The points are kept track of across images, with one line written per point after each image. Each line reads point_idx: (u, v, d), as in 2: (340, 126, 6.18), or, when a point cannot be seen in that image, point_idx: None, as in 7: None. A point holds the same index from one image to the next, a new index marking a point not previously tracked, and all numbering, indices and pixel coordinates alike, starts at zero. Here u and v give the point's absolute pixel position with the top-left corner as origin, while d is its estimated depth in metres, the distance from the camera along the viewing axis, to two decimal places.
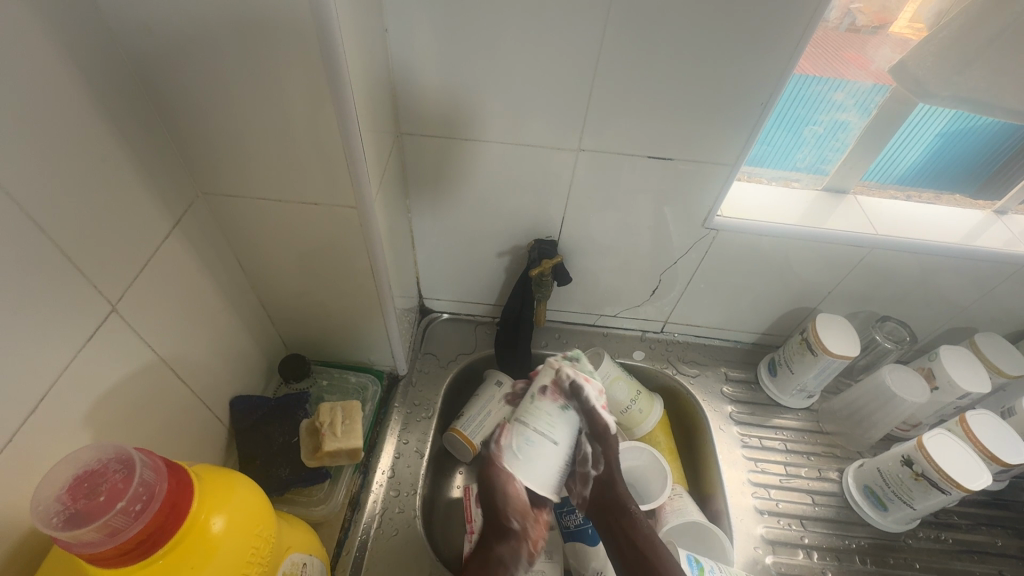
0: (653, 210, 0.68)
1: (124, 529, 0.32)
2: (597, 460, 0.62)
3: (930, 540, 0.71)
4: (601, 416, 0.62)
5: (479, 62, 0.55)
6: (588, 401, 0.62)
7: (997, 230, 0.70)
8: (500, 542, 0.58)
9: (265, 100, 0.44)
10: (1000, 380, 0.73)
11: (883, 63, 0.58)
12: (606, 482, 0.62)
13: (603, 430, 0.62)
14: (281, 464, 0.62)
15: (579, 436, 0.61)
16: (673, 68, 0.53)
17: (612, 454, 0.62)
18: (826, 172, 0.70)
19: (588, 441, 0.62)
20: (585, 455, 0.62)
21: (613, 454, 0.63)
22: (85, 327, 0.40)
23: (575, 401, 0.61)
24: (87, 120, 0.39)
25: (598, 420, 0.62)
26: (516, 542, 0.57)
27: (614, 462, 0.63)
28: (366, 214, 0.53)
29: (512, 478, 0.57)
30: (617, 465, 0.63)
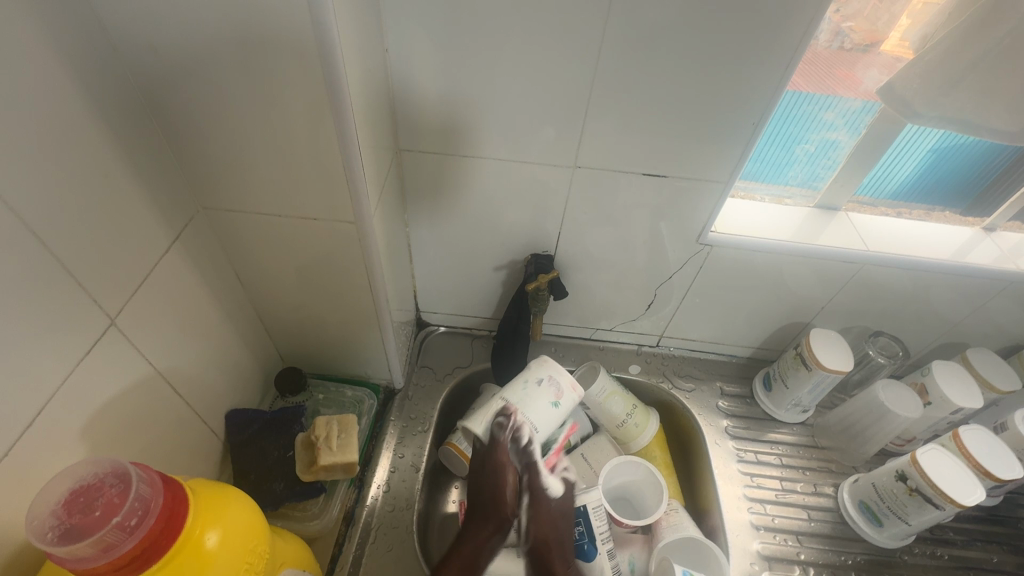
0: (648, 225, 0.69)
1: (118, 545, 0.32)
2: (526, 524, 0.61)
3: (926, 556, 0.71)
4: (541, 475, 0.64)
5: (478, 81, 0.56)
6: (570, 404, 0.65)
7: (987, 248, 0.71)
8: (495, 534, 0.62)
9: (267, 117, 0.45)
10: (993, 396, 0.73)
11: (872, 84, 0.60)
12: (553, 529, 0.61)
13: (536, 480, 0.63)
14: (275, 479, 0.62)
15: (517, 483, 0.63)
16: (665, 87, 0.55)
17: (544, 519, 0.61)
18: (818, 189, 0.72)
19: (524, 503, 0.63)
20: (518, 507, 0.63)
21: (546, 523, 0.61)
22: (84, 339, 0.41)
23: (515, 456, 0.63)
24: (89, 136, 0.40)
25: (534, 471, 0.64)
26: (501, 527, 0.62)
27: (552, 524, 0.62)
28: (365, 229, 0.54)
29: (509, 471, 0.63)
30: (558, 533, 0.61)
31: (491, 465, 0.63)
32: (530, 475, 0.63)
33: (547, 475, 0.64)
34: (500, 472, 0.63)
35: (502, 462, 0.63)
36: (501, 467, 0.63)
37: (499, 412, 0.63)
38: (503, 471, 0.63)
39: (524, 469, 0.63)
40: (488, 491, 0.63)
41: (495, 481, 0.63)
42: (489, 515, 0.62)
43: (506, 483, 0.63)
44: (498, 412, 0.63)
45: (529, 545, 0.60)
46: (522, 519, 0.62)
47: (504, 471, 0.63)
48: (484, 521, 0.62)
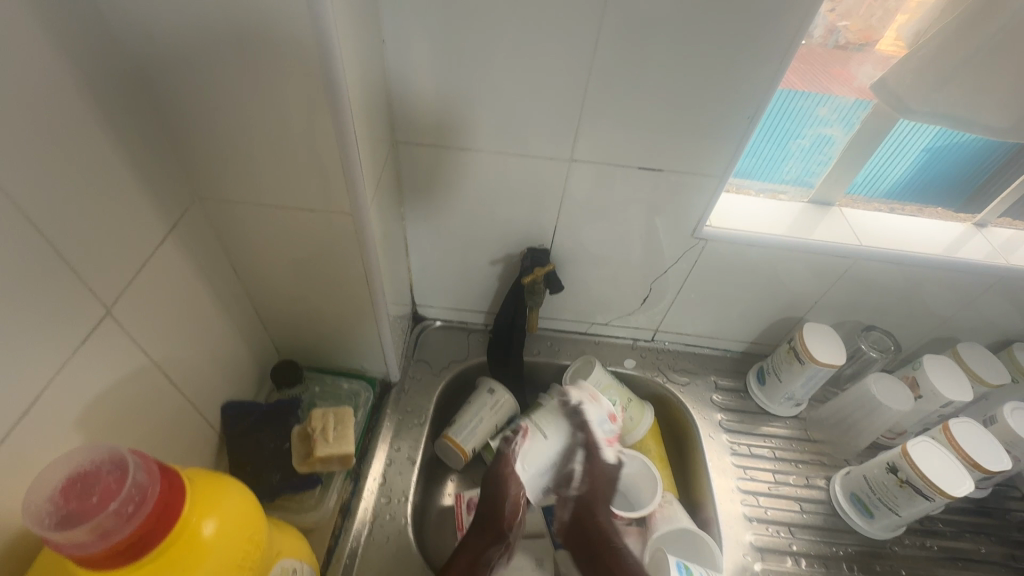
0: (643, 220, 0.69)
1: (115, 531, 0.32)
2: (580, 481, 0.66)
3: (916, 547, 0.72)
4: (602, 446, 0.67)
5: (474, 74, 0.56)
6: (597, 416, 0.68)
7: (978, 243, 0.71)
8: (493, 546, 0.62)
9: (264, 109, 0.45)
10: (982, 389, 0.74)
11: (865, 79, 0.60)
12: (587, 504, 0.65)
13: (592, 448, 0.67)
14: (272, 470, 0.62)
15: (572, 441, 0.67)
16: (660, 82, 0.55)
17: (597, 478, 0.66)
18: (812, 185, 0.72)
19: (579, 458, 0.66)
20: (573, 472, 0.66)
21: (600, 482, 0.66)
22: (81, 328, 0.41)
23: (569, 420, 0.67)
24: (85, 124, 0.40)
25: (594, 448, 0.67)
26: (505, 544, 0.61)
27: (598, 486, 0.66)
28: (361, 221, 0.54)
29: (513, 484, 0.63)
30: (607, 488, 0.66)
31: (494, 479, 0.64)
32: (586, 436, 0.67)
33: (605, 446, 0.67)
34: (501, 494, 0.63)
35: (506, 476, 0.64)
36: (506, 480, 0.63)
37: (558, 398, 0.68)
38: (507, 484, 0.63)
39: (577, 429, 0.67)
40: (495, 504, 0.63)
41: (499, 494, 0.63)
42: (489, 523, 0.62)
43: (507, 497, 0.63)
44: (557, 399, 0.69)
45: (584, 491, 0.66)
46: (576, 477, 0.66)
47: (509, 485, 0.63)
48: (482, 532, 0.62)
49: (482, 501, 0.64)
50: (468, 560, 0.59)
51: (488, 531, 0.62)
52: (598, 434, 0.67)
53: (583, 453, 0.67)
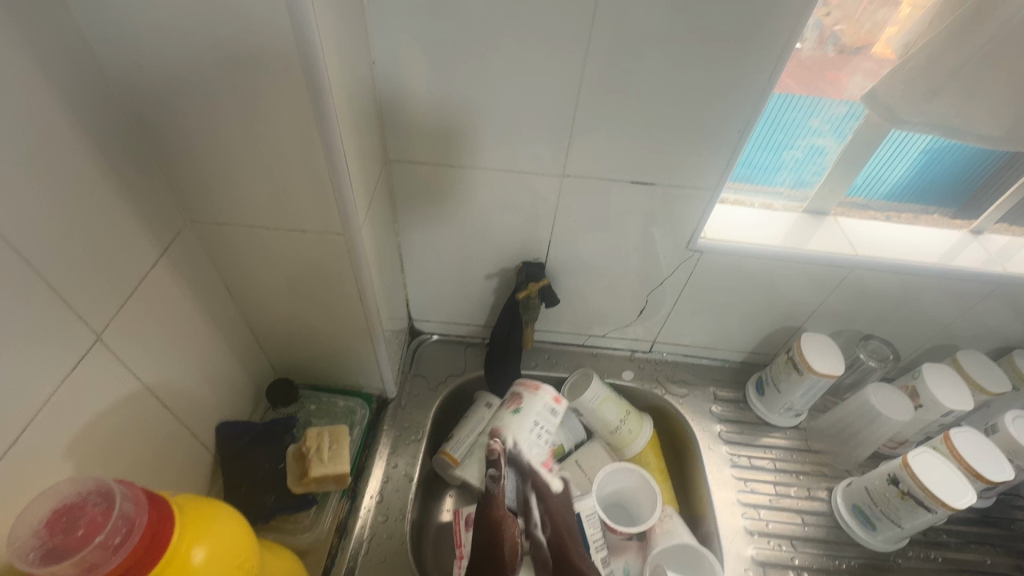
0: (638, 233, 0.69)
1: (101, 565, 0.32)
2: (542, 524, 0.62)
3: (920, 559, 0.71)
4: (543, 475, 0.65)
5: (465, 92, 0.56)
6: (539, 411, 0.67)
7: (974, 250, 0.71)
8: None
9: (256, 133, 0.46)
10: (982, 397, 0.74)
11: (856, 89, 0.61)
12: (556, 549, 0.59)
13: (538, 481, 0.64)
14: (266, 491, 0.61)
15: (523, 489, 0.64)
16: (649, 98, 0.55)
17: (555, 514, 0.63)
18: (807, 193, 0.72)
19: (534, 500, 0.63)
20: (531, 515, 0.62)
21: (558, 515, 0.63)
22: (71, 353, 0.40)
23: (514, 467, 0.64)
24: (75, 152, 0.40)
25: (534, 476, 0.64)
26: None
27: (560, 525, 0.62)
28: (354, 240, 0.54)
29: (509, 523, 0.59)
30: (565, 516, 0.63)
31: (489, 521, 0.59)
32: (535, 479, 0.64)
33: (548, 475, 0.65)
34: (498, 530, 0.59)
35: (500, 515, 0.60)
36: (500, 521, 0.59)
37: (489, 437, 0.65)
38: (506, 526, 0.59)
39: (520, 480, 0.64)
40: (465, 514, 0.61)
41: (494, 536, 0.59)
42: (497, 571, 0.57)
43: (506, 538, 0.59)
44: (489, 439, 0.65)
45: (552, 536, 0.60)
46: (537, 520, 0.62)
47: (503, 525, 0.59)
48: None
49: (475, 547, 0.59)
50: None
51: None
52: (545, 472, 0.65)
53: (535, 495, 0.64)
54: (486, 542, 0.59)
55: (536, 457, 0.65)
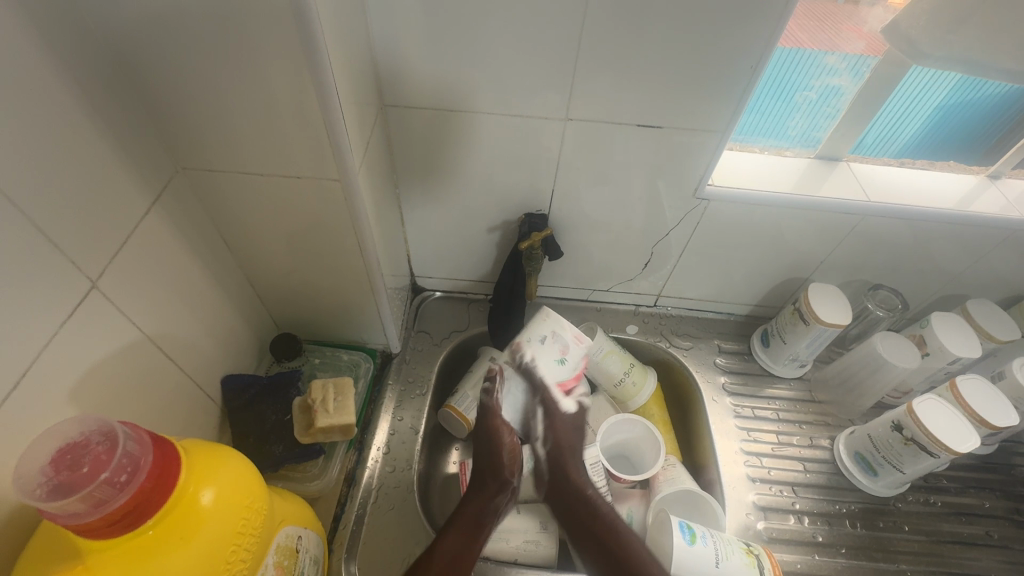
0: (644, 182, 0.67)
1: (110, 501, 0.32)
2: (544, 436, 0.66)
3: (920, 504, 0.73)
4: (555, 394, 0.65)
5: (463, 31, 0.53)
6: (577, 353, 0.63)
7: (991, 196, 0.69)
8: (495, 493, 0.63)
9: (243, 72, 0.43)
10: (991, 346, 0.73)
11: (875, 24, 0.57)
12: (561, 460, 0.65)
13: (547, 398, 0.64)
14: (274, 442, 0.62)
15: (530, 402, 0.65)
16: (659, 35, 0.52)
17: (561, 434, 0.65)
18: (819, 140, 0.69)
19: (540, 420, 0.66)
20: (535, 434, 0.66)
21: (563, 435, 0.66)
22: (65, 303, 0.40)
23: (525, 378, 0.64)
24: (56, 92, 0.38)
25: (546, 394, 0.64)
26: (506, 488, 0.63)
27: (563, 445, 0.65)
28: (350, 188, 0.52)
29: (506, 433, 0.65)
30: (573, 438, 0.66)
31: (486, 425, 0.66)
32: (546, 395, 0.64)
33: (562, 398, 0.65)
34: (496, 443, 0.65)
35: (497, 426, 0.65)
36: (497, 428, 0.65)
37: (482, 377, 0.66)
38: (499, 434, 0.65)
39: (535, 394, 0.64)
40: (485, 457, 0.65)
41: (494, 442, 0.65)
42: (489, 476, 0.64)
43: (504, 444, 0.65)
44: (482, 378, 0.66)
45: (551, 449, 0.65)
46: (540, 429, 0.66)
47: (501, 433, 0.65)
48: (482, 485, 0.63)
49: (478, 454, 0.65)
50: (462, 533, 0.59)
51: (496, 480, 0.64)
52: (557, 394, 0.65)
53: (542, 411, 0.65)
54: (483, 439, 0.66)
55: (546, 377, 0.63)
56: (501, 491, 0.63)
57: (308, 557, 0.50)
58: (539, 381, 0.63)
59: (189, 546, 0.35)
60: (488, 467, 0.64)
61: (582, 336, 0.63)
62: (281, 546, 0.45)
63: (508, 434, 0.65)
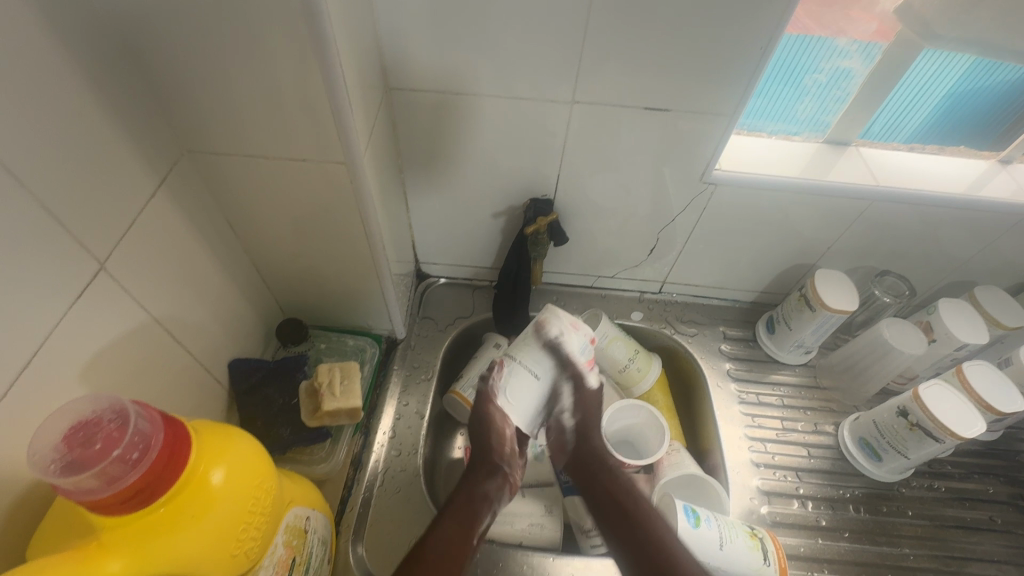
0: (650, 167, 0.66)
1: (122, 478, 0.32)
2: (570, 407, 0.67)
3: (923, 489, 0.73)
4: (583, 369, 0.65)
5: (468, 11, 0.52)
6: (578, 345, 0.65)
7: (1002, 180, 0.68)
8: (488, 480, 0.62)
9: (247, 52, 0.43)
10: (998, 332, 0.73)
11: (888, 4, 0.56)
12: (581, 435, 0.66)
13: (576, 371, 0.65)
14: (281, 425, 0.63)
15: (558, 378, 0.65)
16: (669, 15, 0.51)
17: (588, 406, 0.67)
18: (827, 125, 0.69)
19: (567, 391, 0.66)
20: (563, 404, 0.66)
21: (591, 408, 0.67)
22: (73, 284, 0.40)
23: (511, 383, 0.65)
24: (61, 71, 0.37)
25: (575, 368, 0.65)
26: (500, 479, 0.63)
27: (590, 415, 0.67)
28: (355, 171, 0.52)
29: (505, 423, 0.64)
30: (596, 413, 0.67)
31: (482, 411, 0.65)
32: (572, 371, 0.65)
33: (588, 372, 0.66)
34: (490, 424, 0.64)
35: (495, 411, 0.65)
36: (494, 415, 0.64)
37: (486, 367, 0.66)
38: (500, 420, 0.64)
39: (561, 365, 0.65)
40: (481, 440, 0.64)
41: (491, 429, 0.64)
42: (481, 462, 0.63)
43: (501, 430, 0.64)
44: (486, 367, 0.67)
45: (577, 420, 0.67)
46: (566, 403, 0.67)
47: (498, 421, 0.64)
48: (480, 468, 0.63)
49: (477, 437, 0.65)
50: (467, 505, 0.59)
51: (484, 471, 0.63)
52: (585, 366, 0.65)
53: (570, 386, 0.66)
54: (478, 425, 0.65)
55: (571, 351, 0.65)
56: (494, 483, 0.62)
57: (316, 537, 0.51)
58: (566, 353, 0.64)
59: (200, 524, 0.35)
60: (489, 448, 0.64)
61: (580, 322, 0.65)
62: (291, 526, 0.46)
63: (502, 413, 0.64)
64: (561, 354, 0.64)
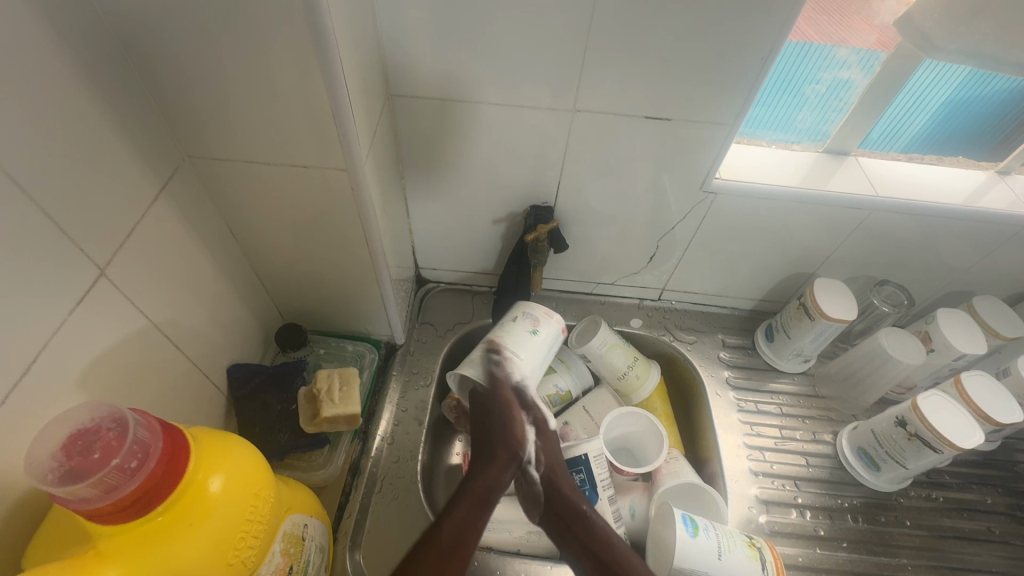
0: (650, 175, 0.66)
1: (120, 487, 0.32)
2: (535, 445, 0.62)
3: (921, 499, 0.73)
4: (538, 407, 0.64)
5: (470, 20, 0.53)
6: (552, 333, 0.66)
7: (1000, 191, 0.69)
8: (490, 466, 0.60)
9: (250, 59, 0.43)
10: (996, 342, 0.73)
11: (887, 16, 0.57)
12: (548, 476, 0.61)
13: (530, 402, 0.63)
14: (280, 431, 0.62)
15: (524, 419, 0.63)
16: (669, 26, 0.52)
17: (551, 456, 0.62)
18: (827, 134, 0.69)
19: (532, 436, 0.63)
20: (530, 451, 0.62)
21: (553, 456, 0.63)
22: (74, 290, 0.40)
23: (516, 394, 0.62)
24: (66, 79, 0.38)
25: (511, 411, 0.61)
26: (503, 468, 0.60)
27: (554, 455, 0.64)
28: (357, 178, 0.52)
29: (517, 409, 0.62)
30: (558, 458, 0.63)
31: (498, 405, 0.61)
32: (535, 412, 0.64)
33: (548, 412, 0.65)
34: (511, 423, 0.61)
35: (507, 402, 0.61)
36: (510, 406, 0.61)
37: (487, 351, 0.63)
38: (512, 412, 0.61)
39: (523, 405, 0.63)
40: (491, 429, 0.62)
41: (506, 419, 0.61)
42: (499, 450, 0.60)
43: (517, 423, 0.61)
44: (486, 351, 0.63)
45: (543, 472, 0.61)
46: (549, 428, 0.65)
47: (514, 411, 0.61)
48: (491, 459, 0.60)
49: (486, 430, 0.62)
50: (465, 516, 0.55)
51: (495, 462, 0.60)
52: (541, 405, 0.65)
53: (534, 429, 0.63)
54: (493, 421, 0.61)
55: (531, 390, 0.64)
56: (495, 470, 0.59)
57: (314, 544, 0.51)
58: (541, 359, 0.65)
59: (197, 532, 0.35)
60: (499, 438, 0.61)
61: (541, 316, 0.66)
62: (288, 534, 0.46)
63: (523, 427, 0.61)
64: (523, 394, 0.63)
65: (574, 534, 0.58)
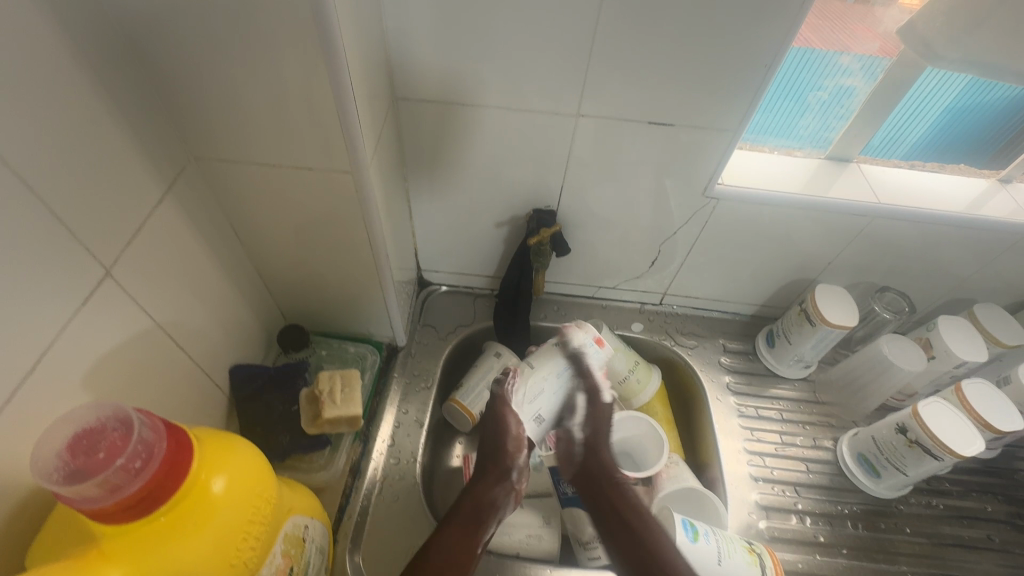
0: (653, 180, 0.67)
1: (125, 486, 0.32)
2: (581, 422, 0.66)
3: (921, 506, 0.73)
4: (597, 380, 0.66)
5: (475, 25, 0.53)
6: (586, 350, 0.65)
7: (1001, 199, 0.69)
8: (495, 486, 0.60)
9: (257, 61, 0.43)
10: (997, 350, 0.73)
11: (890, 24, 0.57)
12: (590, 447, 0.65)
13: (592, 386, 0.65)
14: (281, 432, 0.63)
15: (574, 386, 0.65)
16: (673, 32, 0.52)
17: (599, 422, 0.66)
18: (829, 141, 0.69)
19: (581, 402, 0.66)
20: (575, 413, 0.65)
21: (602, 422, 0.66)
22: (79, 290, 0.40)
23: (574, 363, 0.65)
24: (75, 80, 0.38)
25: (591, 378, 0.65)
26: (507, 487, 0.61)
27: (600, 428, 0.66)
28: (361, 180, 0.52)
29: (511, 415, 0.62)
30: (607, 428, 0.66)
31: (493, 414, 0.63)
32: (589, 382, 0.65)
33: (604, 387, 0.66)
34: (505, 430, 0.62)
35: (507, 411, 0.62)
36: (505, 415, 0.62)
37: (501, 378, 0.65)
38: (506, 412, 0.62)
39: (579, 375, 0.65)
40: (494, 442, 0.62)
41: (501, 428, 0.62)
42: (494, 467, 0.61)
43: (512, 430, 0.61)
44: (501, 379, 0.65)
45: (587, 435, 0.65)
46: (578, 418, 0.66)
47: (509, 418, 0.62)
48: (487, 476, 0.61)
49: (483, 436, 0.64)
50: (462, 526, 0.56)
51: (489, 476, 0.61)
52: (598, 377, 0.66)
53: (584, 397, 0.65)
54: (494, 432, 0.63)
55: (591, 361, 0.66)
56: (502, 491, 0.60)
57: (314, 546, 0.51)
58: (585, 369, 0.65)
59: (200, 532, 0.35)
60: (496, 450, 0.62)
61: (585, 323, 0.66)
62: (289, 535, 0.46)
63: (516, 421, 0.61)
64: (585, 366, 0.65)
65: (607, 501, 0.61)
